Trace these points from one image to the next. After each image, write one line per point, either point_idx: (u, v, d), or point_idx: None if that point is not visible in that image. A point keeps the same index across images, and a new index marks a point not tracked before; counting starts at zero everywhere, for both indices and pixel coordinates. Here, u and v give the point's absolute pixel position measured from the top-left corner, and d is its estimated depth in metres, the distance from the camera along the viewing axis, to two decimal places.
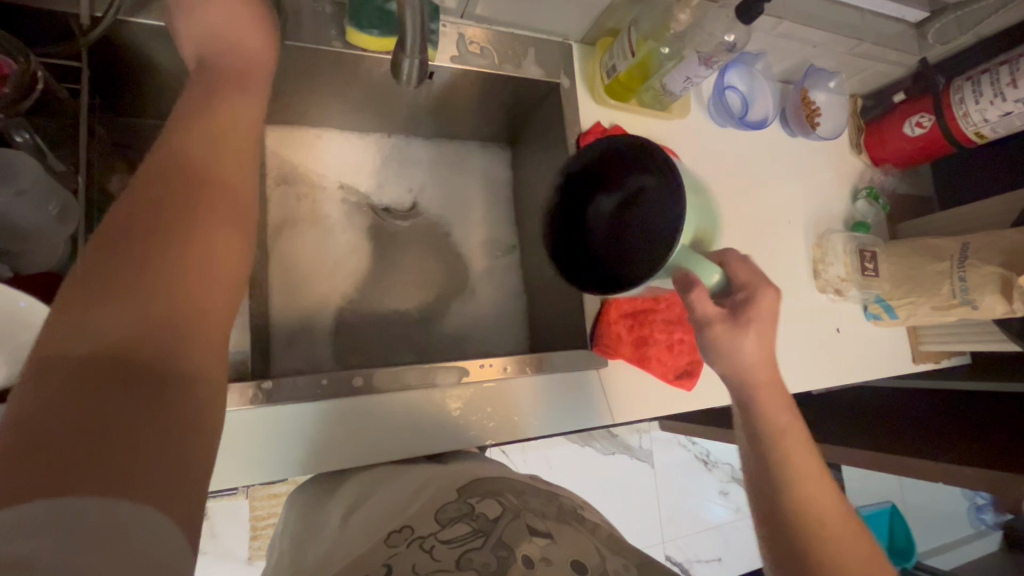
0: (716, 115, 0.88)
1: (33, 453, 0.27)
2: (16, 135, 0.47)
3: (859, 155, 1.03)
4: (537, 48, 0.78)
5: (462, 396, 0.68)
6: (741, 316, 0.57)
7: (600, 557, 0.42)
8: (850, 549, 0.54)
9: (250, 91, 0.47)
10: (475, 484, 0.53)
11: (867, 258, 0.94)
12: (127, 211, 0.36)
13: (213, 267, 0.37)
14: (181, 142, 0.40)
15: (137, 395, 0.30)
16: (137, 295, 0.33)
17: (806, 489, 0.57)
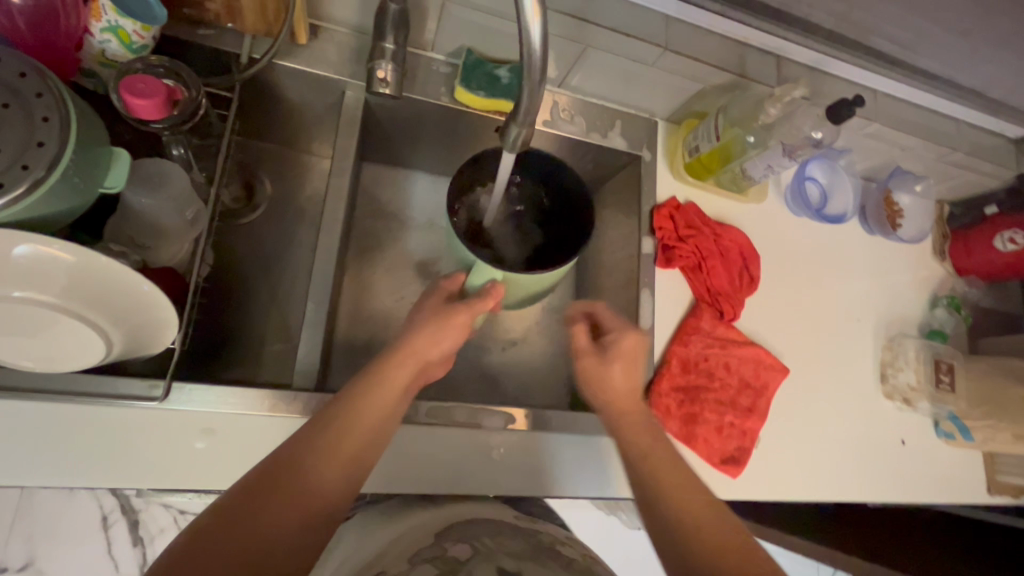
0: (792, 204, 0.89)
1: (199, 541, 0.40)
2: (174, 149, 0.55)
3: (941, 262, 1.00)
4: (624, 122, 0.82)
5: (504, 444, 0.68)
6: (608, 352, 0.66)
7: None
8: (686, 494, 0.54)
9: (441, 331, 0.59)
10: (458, 527, 0.52)
11: (943, 370, 0.90)
12: (300, 435, 0.48)
13: (326, 449, 0.47)
14: (361, 378, 0.54)
15: (257, 514, 0.42)
16: (275, 470, 0.45)
17: (652, 449, 0.59)
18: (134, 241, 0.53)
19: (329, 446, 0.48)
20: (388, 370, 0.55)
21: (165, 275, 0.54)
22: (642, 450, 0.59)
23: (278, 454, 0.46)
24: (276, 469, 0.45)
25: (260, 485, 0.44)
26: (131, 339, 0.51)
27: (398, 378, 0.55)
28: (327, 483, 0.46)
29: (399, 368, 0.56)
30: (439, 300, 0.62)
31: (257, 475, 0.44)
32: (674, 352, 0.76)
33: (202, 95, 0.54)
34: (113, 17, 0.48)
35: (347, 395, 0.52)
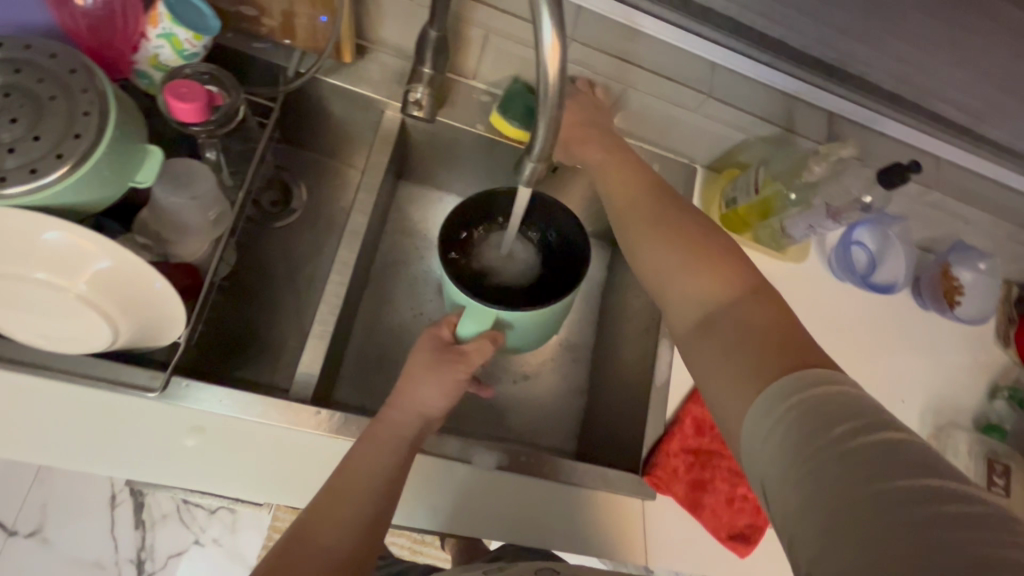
0: (837, 267, 0.83)
1: None
2: (208, 152, 0.57)
3: (1005, 349, 0.91)
4: (661, 164, 0.80)
5: (495, 486, 0.64)
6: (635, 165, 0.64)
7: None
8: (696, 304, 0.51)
9: (439, 377, 0.54)
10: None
11: (997, 471, 0.79)
12: (337, 474, 0.48)
13: (367, 488, 0.47)
14: (388, 411, 0.53)
15: (309, 565, 0.42)
16: (321, 517, 0.45)
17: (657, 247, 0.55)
18: (159, 236, 0.55)
19: (368, 484, 0.48)
20: (412, 399, 0.53)
21: (184, 273, 0.55)
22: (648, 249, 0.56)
23: (319, 498, 0.46)
24: (322, 515, 0.45)
25: (311, 536, 0.44)
26: (139, 331, 0.52)
27: (423, 407, 0.54)
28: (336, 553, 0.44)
29: (390, 426, 0.52)
30: (436, 352, 0.56)
31: (306, 523, 0.45)
32: (689, 411, 0.71)
33: (241, 102, 0.56)
34: (167, 26, 0.51)
35: (378, 426, 0.52)
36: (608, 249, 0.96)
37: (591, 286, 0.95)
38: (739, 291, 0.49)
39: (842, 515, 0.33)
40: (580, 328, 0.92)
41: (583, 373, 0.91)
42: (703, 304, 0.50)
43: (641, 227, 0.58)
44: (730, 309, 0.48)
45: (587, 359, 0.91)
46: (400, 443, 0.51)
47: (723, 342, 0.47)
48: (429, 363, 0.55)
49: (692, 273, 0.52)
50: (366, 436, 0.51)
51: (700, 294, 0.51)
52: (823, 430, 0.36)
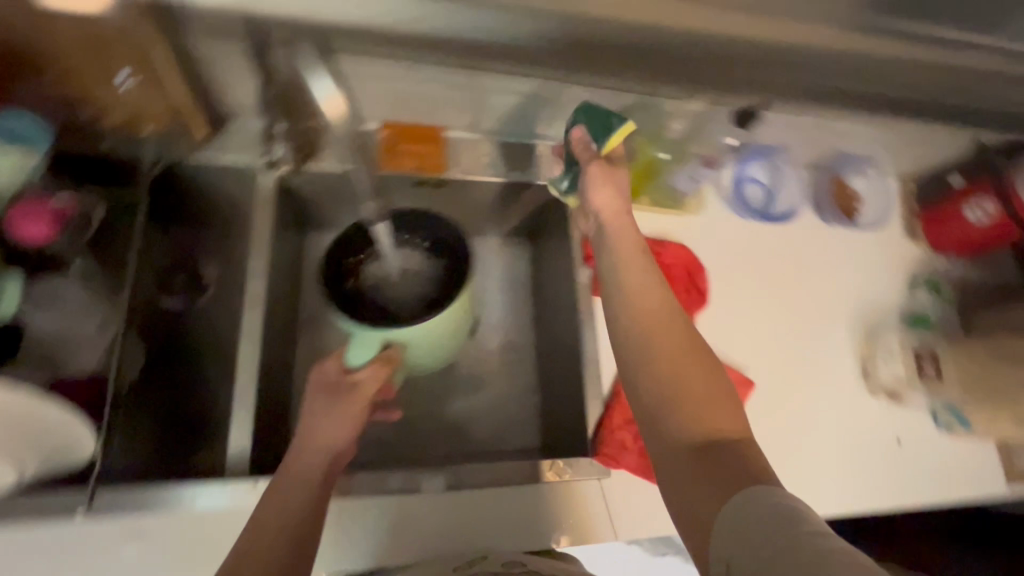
0: (736, 209, 0.86)
1: None
2: (73, 263, 0.57)
3: (916, 242, 0.94)
4: (545, 154, 0.82)
5: (452, 505, 0.65)
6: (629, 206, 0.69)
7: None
8: (653, 350, 0.58)
9: (336, 409, 0.57)
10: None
11: (925, 360, 0.85)
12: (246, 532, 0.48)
13: (274, 532, 0.48)
14: (292, 457, 0.54)
15: None
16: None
17: (631, 286, 0.63)
18: (48, 357, 0.55)
19: (276, 528, 0.48)
20: (311, 440, 0.56)
21: (85, 386, 0.55)
22: (627, 280, 0.64)
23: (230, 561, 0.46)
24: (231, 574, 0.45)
25: None
26: (48, 454, 0.53)
27: (326, 443, 0.56)
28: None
29: (296, 472, 0.53)
30: (330, 388, 0.59)
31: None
32: (624, 382, 0.73)
33: (99, 202, 0.59)
34: None
35: (282, 474, 0.53)
36: (526, 243, 0.97)
37: (519, 282, 0.96)
38: (706, 371, 0.57)
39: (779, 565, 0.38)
40: (518, 326, 0.94)
41: (531, 367, 0.92)
42: (683, 388, 0.55)
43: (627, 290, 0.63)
44: (694, 396, 0.55)
45: (531, 354, 0.93)
46: (308, 482, 0.52)
47: (691, 431, 0.53)
48: (325, 400, 0.58)
49: (667, 345, 0.58)
50: (272, 487, 0.52)
51: (665, 374, 0.57)
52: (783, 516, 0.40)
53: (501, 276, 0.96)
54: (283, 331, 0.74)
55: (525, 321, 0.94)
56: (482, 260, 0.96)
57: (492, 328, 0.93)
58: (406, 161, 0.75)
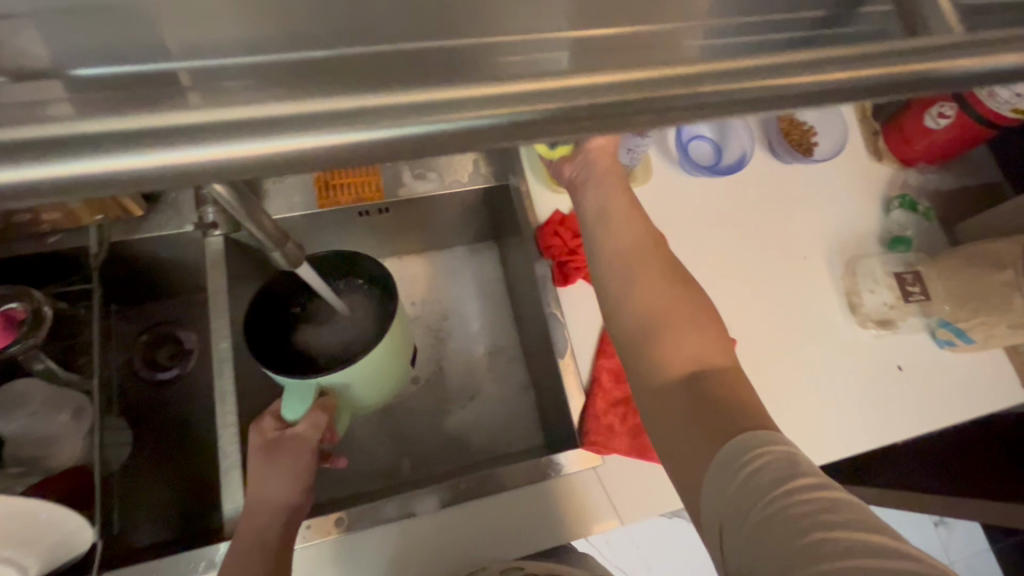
0: (685, 170, 0.85)
1: None
2: (37, 363, 0.58)
3: (882, 162, 0.91)
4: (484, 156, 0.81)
5: (450, 522, 0.65)
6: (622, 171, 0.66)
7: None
8: (649, 287, 0.56)
9: (275, 470, 0.57)
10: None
11: (910, 281, 0.82)
12: None
13: None
14: (243, 527, 0.56)
15: None
16: None
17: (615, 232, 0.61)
18: (30, 458, 0.56)
19: None
20: (260, 506, 0.57)
21: (73, 478, 0.57)
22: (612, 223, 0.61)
23: None
24: None
25: None
26: (46, 554, 0.53)
27: (273, 504, 0.57)
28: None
29: (249, 540, 0.55)
30: (269, 449, 0.58)
31: None
32: (601, 367, 0.72)
33: (45, 300, 0.58)
34: None
35: (237, 548, 0.54)
36: (493, 245, 0.97)
37: (494, 286, 0.96)
38: (700, 307, 0.55)
39: (770, 536, 0.37)
40: (500, 329, 0.94)
41: (520, 367, 0.91)
42: (676, 322, 0.53)
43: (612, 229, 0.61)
44: (692, 327, 0.53)
45: (518, 354, 0.92)
46: (266, 546, 0.55)
47: (677, 369, 0.50)
48: (265, 462, 0.58)
49: (661, 283, 0.56)
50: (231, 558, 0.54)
51: (662, 309, 0.54)
52: (772, 476, 0.39)
53: (474, 284, 0.96)
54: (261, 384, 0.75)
55: (504, 322, 0.94)
56: (452, 272, 0.96)
57: (474, 337, 0.93)
58: (347, 194, 0.76)
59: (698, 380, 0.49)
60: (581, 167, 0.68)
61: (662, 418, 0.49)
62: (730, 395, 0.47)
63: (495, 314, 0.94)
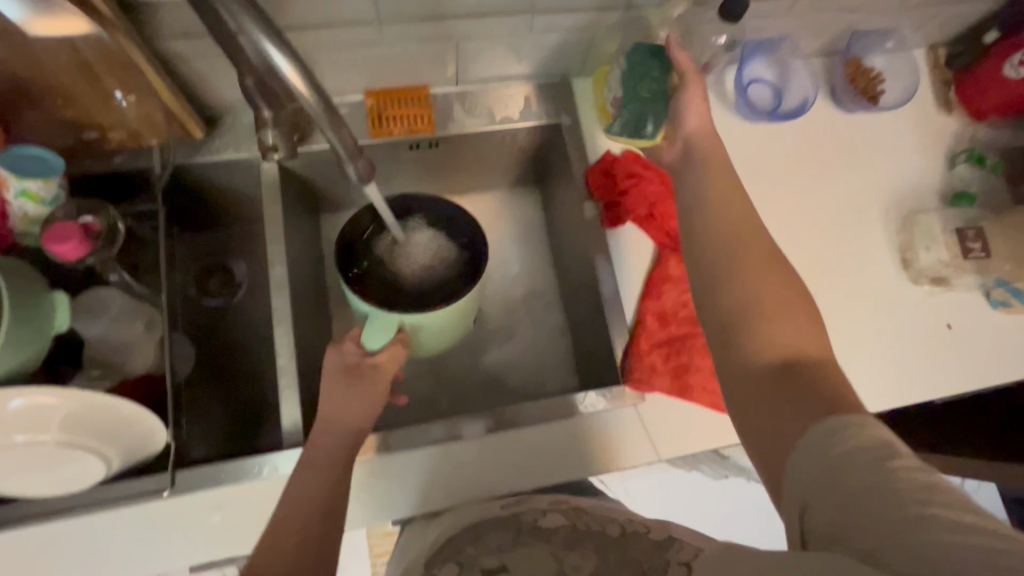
0: (743, 114, 0.82)
1: None
2: (111, 275, 0.61)
3: (951, 114, 0.87)
4: (535, 93, 0.80)
5: (492, 447, 0.68)
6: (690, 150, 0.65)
7: (558, 562, 0.55)
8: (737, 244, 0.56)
9: (352, 386, 0.60)
10: (447, 540, 0.60)
11: (970, 237, 0.79)
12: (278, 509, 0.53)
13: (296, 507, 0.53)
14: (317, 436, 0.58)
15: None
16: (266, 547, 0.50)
17: (707, 183, 0.61)
18: (110, 363, 0.60)
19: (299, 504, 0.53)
20: (331, 419, 0.59)
21: (146, 382, 0.61)
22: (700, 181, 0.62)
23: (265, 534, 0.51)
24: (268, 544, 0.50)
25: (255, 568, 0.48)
26: (128, 448, 0.58)
27: (340, 419, 0.59)
28: (292, 557, 0.49)
29: (315, 460, 0.56)
30: (348, 376, 0.60)
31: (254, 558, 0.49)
32: (646, 309, 0.73)
33: (118, 216, 0.61)
34: (17, 182, 0.55)
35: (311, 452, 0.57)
36: (536, 189, 0.96)
37: (535, 230, 0.96)
38: (790, 282, 0.53)
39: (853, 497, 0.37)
40: (540, 273, 0.94)
41: (559, 311, 0.92)
42: (775, 309, 0.51)
43: (714, 214, 0.58)
44: (791, 314, 0.51)
45: (557, 298, 0.93)
46: (330, 465, 0.57)
47: (763, 345, 0.50)
48: (344, 388, 0.60)
49: (760, 268, 0.54)
50: (299, 472, 0.56)
51: (760, 296, 0.52)
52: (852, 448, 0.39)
53: (516, 227, 0.96)
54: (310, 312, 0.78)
55: (544, 267, 0.94)
56: (494, 214, 0.96)
57: (515, 279, 0.94)
58: (399, 125, 0.76)
59: (796, 377, 0.47)
60: (683, 153, 0.66)
61: (755, 407, 0.47)
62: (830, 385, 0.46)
63: (535, 258, 0.94)
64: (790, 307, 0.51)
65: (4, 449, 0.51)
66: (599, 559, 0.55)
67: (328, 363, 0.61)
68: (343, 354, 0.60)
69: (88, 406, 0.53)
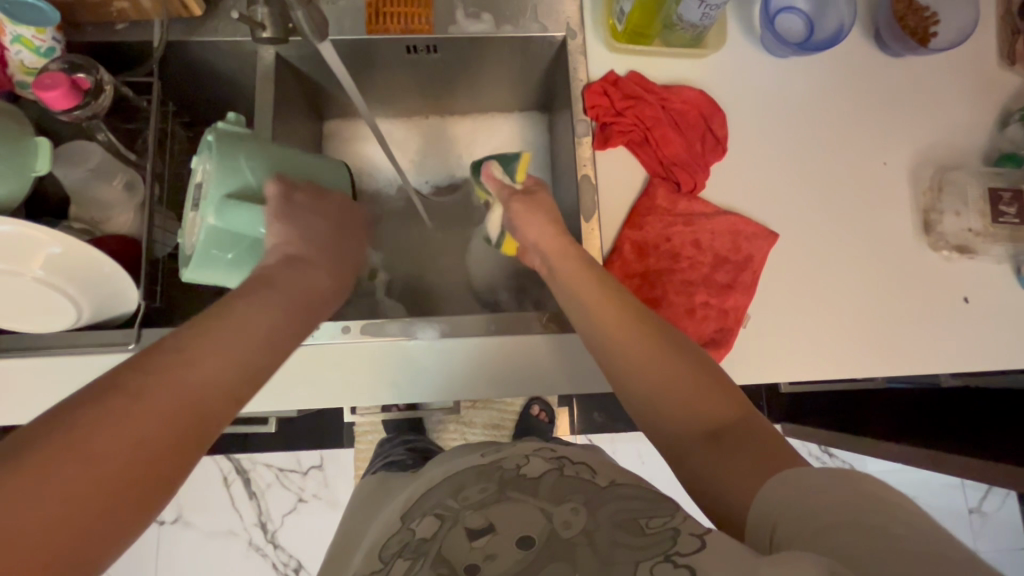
0: (767, 45, 0.75)
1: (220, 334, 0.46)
2: (99, 133, 0.63)
3: (1013, 67, 0.76)
4: (543, 3, 0.76)
5: (449, 352, 0.69)
6: (533, 249, 0.66)
7: (547, 520, 0.48)
8: (628, 350, 0.53)
9: (289, 227, 0.59)
10: (421, 500, 0.55)
11: (1008, 202, 0.70)
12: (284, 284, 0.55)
13: (307, 301, 0.56)
14: (285, 243, 0.59)
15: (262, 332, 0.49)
16: (275, 305, 0.52)
17: (576, 285, 0.59)
18: (92, 219, 0.64)
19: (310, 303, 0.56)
20: (291, 244, 0.59)
21: (123, 242, 0.63)
22: (565, 271, 0.60)
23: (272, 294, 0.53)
24: (276, 302, 0.52)
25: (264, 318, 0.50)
26: (99, 301, 0.61)
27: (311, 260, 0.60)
28: (220, 376, 0.44)
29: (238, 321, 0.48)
30: (256, 252, 0.55)
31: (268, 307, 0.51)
32: (626, 237, 0.69)
33: (109, 79, 0.62)
34: (13, 28, 0.57)
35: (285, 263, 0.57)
36: (541, 117, 0.93)
37: (536, 157, 0.93)
38: (676, 355, 0.52)
39: (815, 505, 0.37)
40: None
41: None
42: (686, 396, 0.50)
43: (591, 310, 0.57)
44: (690, 394, 0.50)
45: None
46: (293, 318, 0.53)
47: (696, 420, 0.49)
48: (289, 267, 0.57)
49: (643, 349, 0.53)
50: (267, 301, 0.52)
51: (653, 391, 0.51)
52: (804, 473, 0.40)
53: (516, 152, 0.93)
54: None
55: None
56: (495, 138, 0.94)
57: None
58: (398, 23, 0.74)
59: (716, 447, 0.46)
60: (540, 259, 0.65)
61: (702, 474, 0.46)
62: (752, 446, 0.45)
63: None
64: (687, 385, 0.50)
65: None
66: (592, 516, 0.47)
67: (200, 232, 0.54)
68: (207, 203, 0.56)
69: (71, 250, 0.57)
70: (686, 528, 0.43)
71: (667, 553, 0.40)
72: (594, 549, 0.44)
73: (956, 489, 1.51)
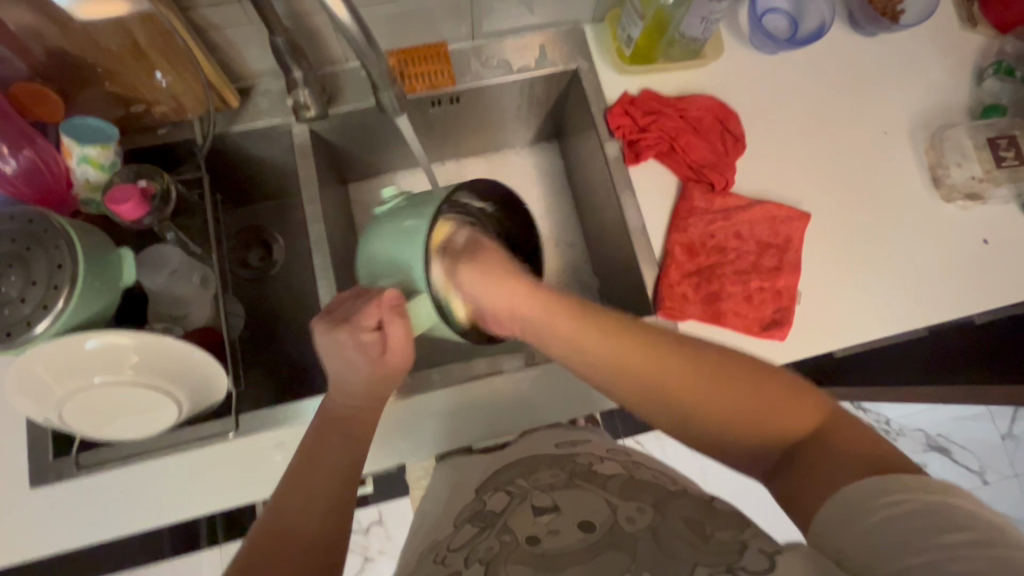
0: (759, 46, 0.82)
1: (319, 450, 0.53)
2: (168, 234, 0.65)
3: (975, 29, 0.85)
4: (551, 42, 0.81)
5: (532, 377, 0.72)
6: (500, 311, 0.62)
7: (611, 511, 0.47)
8: (630, 368, 0.53)
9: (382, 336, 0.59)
10: (496, 476, 0.59)
11: (1004, 146, 0.77)
12: (334, 411, 0.58)
13: (348, 421, 0.57)
14: (334, 341, 0.58)
15: (344, 438, 0.55)
16: (336, 433, 0.55)
17: (551, 330, 0.57)
18: (171, 315, 0.64)
19: (336, 435, 0.55)
20: (352, 337, 0.58)
21: (208, 334, 0.65)
22: (536, 328, 0.59)
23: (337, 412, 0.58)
24: (338, 424, 0.56)
25: (334, 443, 0.54)
26: (198, 395, 0.62)
27: (396, 358, 0.60)
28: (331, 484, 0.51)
29: (351, 401, 0.58)
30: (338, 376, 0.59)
31: (334, 424, 0.56)
32: (675, 241, 0.74)
33: (172, 182, 0.64)
34: (80, 150, 0.60)
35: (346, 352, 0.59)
36: (555, 143, 0.98)
37: (556, 182, 0.97)
38: (699, 372, 0.50)
39: (890, 532, 0.37)
40: (563, 221, 0.95)
41: (585, 259, 0.93)
42: (721, 409, 0.49)
43: (564, 342, 0.57)
44: (743, 412, 0.48)
45: (582, 247, 0.94)
46: (345, 433, 0.55)
47: (762, 440, 0.48)
48: (370, 368, 0.58)
49: (680, 383, 0.51)
50: (328, 428, 0.56)
51: (726, 429, 0.49)
52: (872, 485, 0.40)
53: (537, 181, 0.97)
54: (344, 269, 0.82)
55: (566, 216, 0.95)
56: (515, 170, 0.98)
57: (539, 230, 0.95)
58: (421, 81, 0.78)
59: (793, 470, 0.45)
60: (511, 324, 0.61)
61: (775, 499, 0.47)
62: (826, 464, 0.43)
63: (557, 209, 0.95)
64: (754, 410, 0.48)
65: (87, 391, 0.56)
66: (659, 513, 0.45)
67: (356, 357, 0.58)
68: (354, 335, 0.58)
69: (154, 349, 0.57)
70: (755, 543, 0.41)
71: (732, 565, 0.39)
72: (658, 544, 0.42)
73: (984, 420, 1.57)
